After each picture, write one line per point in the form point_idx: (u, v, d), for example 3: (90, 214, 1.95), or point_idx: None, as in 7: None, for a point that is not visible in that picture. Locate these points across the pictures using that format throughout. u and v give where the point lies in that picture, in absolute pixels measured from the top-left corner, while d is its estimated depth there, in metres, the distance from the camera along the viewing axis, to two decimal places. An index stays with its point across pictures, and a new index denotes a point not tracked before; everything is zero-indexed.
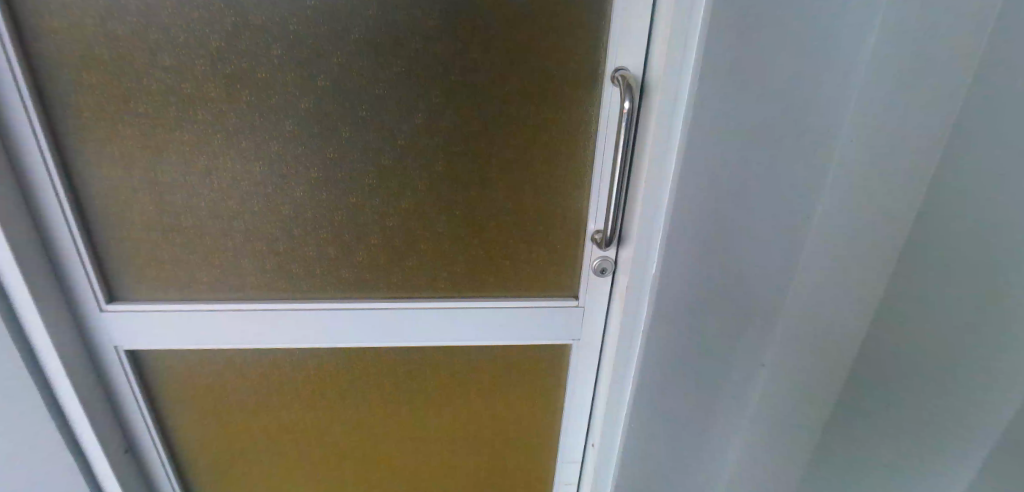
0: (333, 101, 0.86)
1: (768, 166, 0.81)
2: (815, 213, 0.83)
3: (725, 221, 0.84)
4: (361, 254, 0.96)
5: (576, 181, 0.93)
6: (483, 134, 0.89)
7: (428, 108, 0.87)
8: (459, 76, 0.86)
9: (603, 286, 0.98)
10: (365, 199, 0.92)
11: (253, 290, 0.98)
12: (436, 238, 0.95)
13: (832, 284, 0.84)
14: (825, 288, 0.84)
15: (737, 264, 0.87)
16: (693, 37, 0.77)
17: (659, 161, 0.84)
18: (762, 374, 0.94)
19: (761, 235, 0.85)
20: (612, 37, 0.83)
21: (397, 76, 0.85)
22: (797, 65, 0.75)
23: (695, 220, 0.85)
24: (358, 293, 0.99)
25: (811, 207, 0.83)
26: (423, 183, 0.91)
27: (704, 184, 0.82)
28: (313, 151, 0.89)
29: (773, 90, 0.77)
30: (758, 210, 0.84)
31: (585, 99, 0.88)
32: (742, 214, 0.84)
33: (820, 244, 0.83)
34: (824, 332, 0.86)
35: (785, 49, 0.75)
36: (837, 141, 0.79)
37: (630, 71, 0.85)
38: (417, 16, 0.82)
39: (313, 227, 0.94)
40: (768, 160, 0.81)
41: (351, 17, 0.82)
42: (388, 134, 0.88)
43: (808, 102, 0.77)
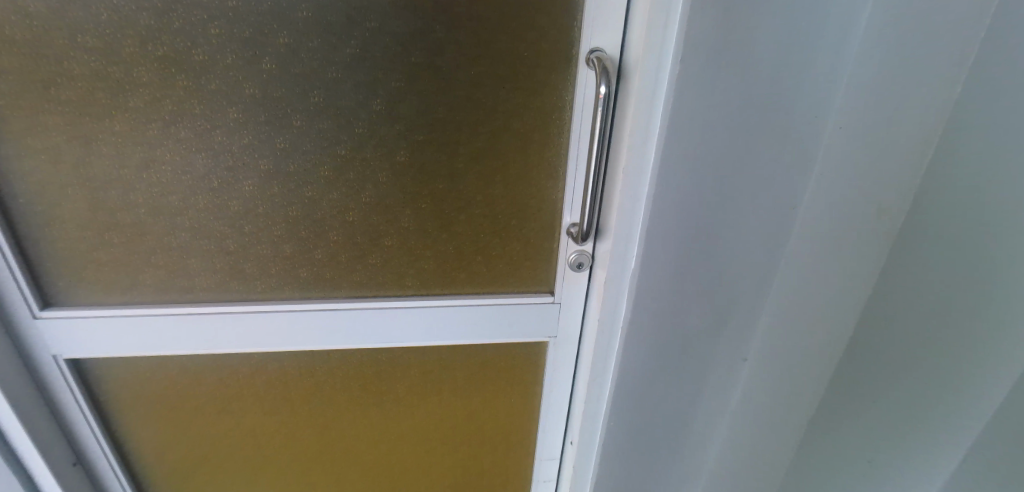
0: (281, 86, 0.78)
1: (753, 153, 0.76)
2: (803, 203, 0.78)
3: (709, 214, 0.80)
4: (320, 252, 0.89)
5: (550, 170, 0.86)
6: (449, 121, 0.82)
7: (388, 94, 0.80)
8: (419, 59, 0.78)
9: (580, 283, 0.93)
10: (322, 192, 0.85)
11: (204, 293, 0.91)
12: (401, 233, 0.88)
13: (820, 278, 0.80)
14: (812, 284, 0.80)
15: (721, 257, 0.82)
16: (675, 14, 0.71)
17: (639, 150, 0.79)
18: (744, 370, 0.91)
19: (746, 226, 0.81)
20: (586, 16, 0.76)
21: (354, 59, 0.77)
22: (786, 46, 0.70)
23: (677, 210, 0.80)
24: (318, 294, 0.92)
25: (799, 197, 0.78)
26: (385, 176, 0.84)
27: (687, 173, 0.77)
28: (263, 142, 0.81)
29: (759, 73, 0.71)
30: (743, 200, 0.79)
31: (558, 83, 0.81)
32: (726, 204, 0.79)
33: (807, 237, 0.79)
34: (810, 326, 0.82)
35: (774, 28, 0.69)
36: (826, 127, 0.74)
37: (607, 54, 0.78)
38: None
39: (267, 226, 0.86)
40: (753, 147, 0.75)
41: None
42: (344, 121, 0.81)
43: (796, 86, 0.72)
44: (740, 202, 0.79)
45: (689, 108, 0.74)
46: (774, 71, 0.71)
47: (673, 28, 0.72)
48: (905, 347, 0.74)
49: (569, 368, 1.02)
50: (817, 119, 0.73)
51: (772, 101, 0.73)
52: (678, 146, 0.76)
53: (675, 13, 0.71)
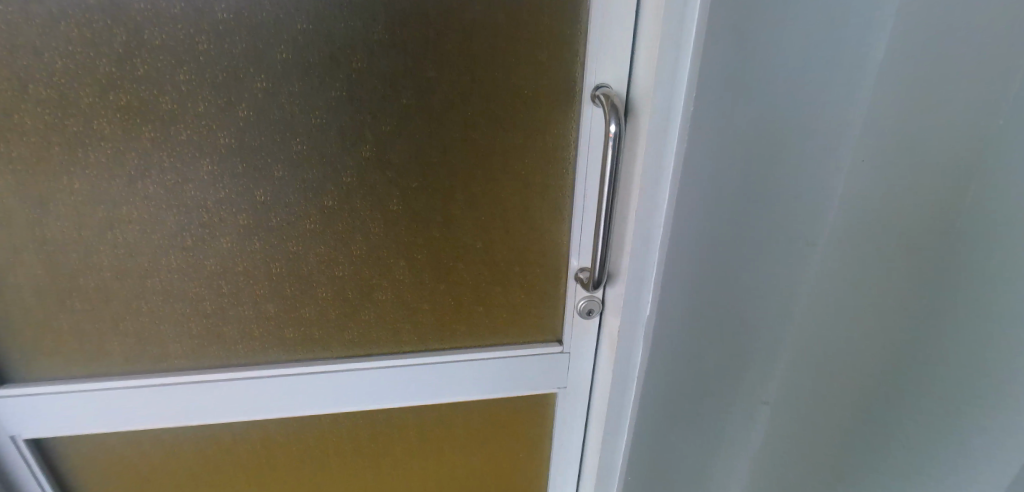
0: (259, 135, 0.72)
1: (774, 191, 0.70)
2: None
3: (726, 255, 0.74)
4: (307, 310, 0.81)
5: (554, 212, 0.80)
6: (443, 164, 0.76)
7: (376, 138, 0.73)
8: (410, 99, 0.72)
9: (590, 330, 0.87)
10: (308, 246, 0.78)
11: (179, 360, 0.83)
12: (395, 285, 0.81)
13: (848, 319, 0.74)
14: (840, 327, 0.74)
15: (742, 301, 0.77)
16: (687, 45, 0.66)
17: (652, 190, 0.74)
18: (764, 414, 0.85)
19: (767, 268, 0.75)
20: (590, 50, 0.71)
21: (338, 102, 0.71)
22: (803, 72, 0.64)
23: (695, 254, 0.74)
24: (305, 355, 0.84)
25: None
26: (376, 225, 0.77)
27: (705, 214, 0.72)
28: (240, 195, 0.74)
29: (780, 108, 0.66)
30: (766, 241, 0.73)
31: (560, 121, 0.76)
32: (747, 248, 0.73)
33: (831, 276, 0.73)
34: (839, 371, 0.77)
35: (795, 59, 0.64)
36: None
37: (614, 88, 0.73)
38: (358, 28, 0.68)
39: (247, 284, 0.79)
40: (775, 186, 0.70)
41: (276, 32, 0.67)
42: (330, 169, 0.74)
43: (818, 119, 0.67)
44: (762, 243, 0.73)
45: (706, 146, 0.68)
46: (791, 102, 0.65)
47: (685, 60, 0.67)
48: (925, 404, 0.67)
49: (579, 419, 0.95)
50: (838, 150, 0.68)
51: (791, 134, 0.67)
52: (693, 186, 0.70)
53: (688, 44, 0.66)
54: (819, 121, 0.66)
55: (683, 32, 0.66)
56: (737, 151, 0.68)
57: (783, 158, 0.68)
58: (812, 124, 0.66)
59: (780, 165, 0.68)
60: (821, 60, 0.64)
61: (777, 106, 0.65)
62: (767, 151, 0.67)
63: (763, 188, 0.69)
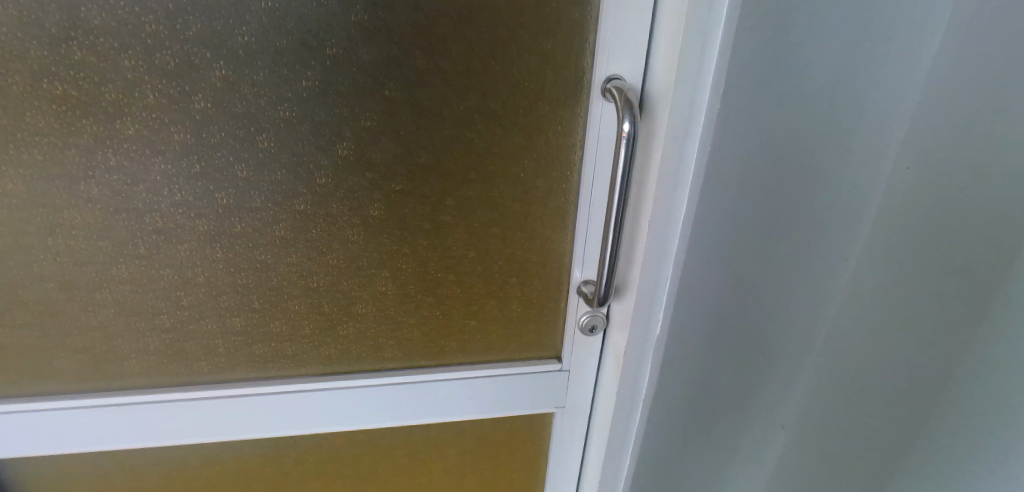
0: (220, 131, 0.62)
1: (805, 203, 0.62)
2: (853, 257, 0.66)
3: (750, 271, 0.66)
4: (279, 325, 0.73)
5: (556, 220, 0.72)
6: (432, 166, 0.67)
7: (355, 135, 0.64)
8: (394, 92, 0.63)
9: (592, 348, 0.79)
10: (278, 256, 0.69)
11: (137, 378, 0.74)
12: (378, 299, 0.73)
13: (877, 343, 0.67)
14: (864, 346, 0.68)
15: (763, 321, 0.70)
16: (715, 31, 0.54)
17: (668, 199, 0.63)
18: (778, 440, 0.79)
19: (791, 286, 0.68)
20: (601, 38, 0.62)
21: (312, 96, 0.62)
22: (847, 70, 0.56)
23: (711, 272, 0.66)
24: (278, 372, 0.76)
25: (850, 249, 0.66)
26: (356, 233, 0.69)
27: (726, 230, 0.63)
28: (201, 199, 0.65)
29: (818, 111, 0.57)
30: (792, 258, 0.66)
31: (565, 119, 0.66)
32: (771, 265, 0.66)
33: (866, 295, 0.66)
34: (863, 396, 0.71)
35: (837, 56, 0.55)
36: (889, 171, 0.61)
37: (628, 82, 0.63)
38: (334, 9, 0.58)
39: (211, 297, 0.70)
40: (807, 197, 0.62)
41: (237, 13, 0.58)
42: (302, 170, 0.65)
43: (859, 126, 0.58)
44: (789, 260, 0.66)
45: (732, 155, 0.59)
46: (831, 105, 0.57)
47: (713, 49, 0.55)
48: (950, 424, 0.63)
49: (578, 439, 0.87)
50: (876, 159, 0.60)
51: (826, 139, 0.59)
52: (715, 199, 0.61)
53: (718, 29, 0.54)
54: (864, 130, 0.58)
55: (713, 16, 0.53)
56: (770, 160, 0.59)
57: (822, 168, 0.60)
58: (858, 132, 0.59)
59: (818, 175, 0.60)
60: (863, 59, 0.56)
61: (818, 109, 0.57)
62: (804, 160, 0.60)
63: (798, 199, 0.62)
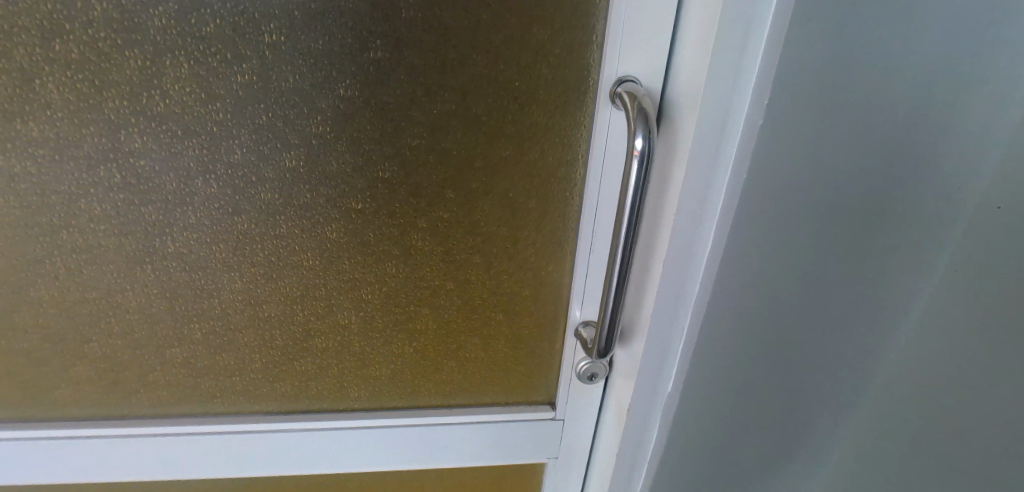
0: (143, 134, 0.51)
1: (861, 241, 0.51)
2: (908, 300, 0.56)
3: (793, 321, 0.54)
4: (227, 358, 0.63)
5: (552, 248, 0.60)
6: (399, 182, 0.55)
7: (304, 143, 0.52)
8: (351, 91, 0.51)
9: (592, 396, 0.67)
10: (221, 280, 0.58)
11: (69, 410, 0.65)
12: (340, 332, 0.62)
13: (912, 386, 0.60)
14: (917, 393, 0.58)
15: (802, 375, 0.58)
16: (759, 30, 0.43)
17: (688, 235, 0.51)
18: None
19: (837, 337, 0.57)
20: (611, 32, 0.49)
21: (251, 95, 0.50)
22: (922, 79, 0.45)
23: (741, 323, 0.54)
24: (228, 409, 0.66)
25: (905, 291, 0.55)
26: (309, 257, 0.58)
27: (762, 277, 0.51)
28: (125, 215, 0.55)
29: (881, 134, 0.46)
30: (839, 304, 0.54)
31: (564, 129, 0.54)
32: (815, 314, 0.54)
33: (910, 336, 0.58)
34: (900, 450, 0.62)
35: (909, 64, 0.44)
36: (960, 207, 0.51)
37: (644, 87, 0.50)
38: None
39: (146, 325, 0.60)
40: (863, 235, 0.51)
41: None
42: (243, 183, 0.54)
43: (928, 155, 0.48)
44: (834, 305, 0.54)
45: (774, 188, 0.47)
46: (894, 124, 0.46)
47: (755, 54, 0.43)
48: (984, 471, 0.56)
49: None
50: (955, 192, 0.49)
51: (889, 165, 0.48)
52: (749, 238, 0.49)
53: (762, 29, 0.42)
54: (937, 153, 0.48)
55: (757, 10, 0.42)
56: (822, 190, 0.48)
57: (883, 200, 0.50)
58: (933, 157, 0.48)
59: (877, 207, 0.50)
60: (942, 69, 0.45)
61: (884, 129, 0.46)
62: (863, 189, 0.49)
63: (850, 237, 0.51)
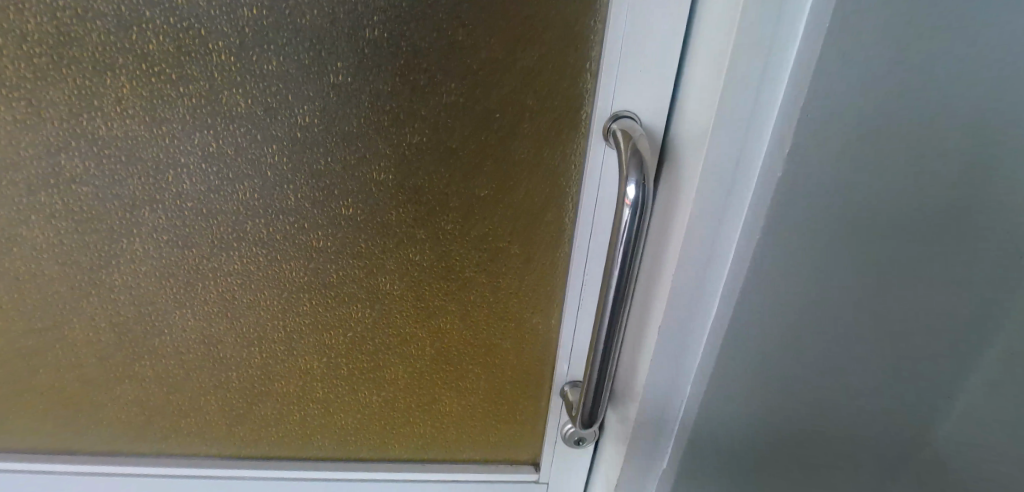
0: (86, 158, 0.46)
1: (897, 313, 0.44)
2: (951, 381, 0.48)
3: (812, 398, 0.47)
4: (181, 399, 0.58)
5: (538, 298, 0.53)
6: (366, 220, 0.49)
7: (259, 174, 0.47)
8: (310, 118, 0.45)
9: (579, 462, 0.60)
10: (174, 317, 0.53)
11: (12, 445, 0.60)
12: (304, 377, 0.56)
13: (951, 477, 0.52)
14: None
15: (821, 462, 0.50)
16: (781, 65, 0.36)
17: (689, 296, 0.43)
18: None
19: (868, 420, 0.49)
20: (609, 58, 0.42)
21: (197, 118, 0.45)
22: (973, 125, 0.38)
23: (749, 401, 0.47)
24: (183, 451, 0.61)
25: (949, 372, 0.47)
26: (269, 297, 0.52)
27: (776, 348, 0.44)
28: (68, 243, 0.50)
29: (924, 191, 0.39)
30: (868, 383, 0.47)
31: (553, 167, 0.47)
32: (838, 391, 0.47)
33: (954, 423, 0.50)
34: None
35: (958, 112, 0.37)
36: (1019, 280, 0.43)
37: (644, 122, 0.43)
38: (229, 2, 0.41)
39: (93, 361, 0.55)
40: (900, 306, 0.43)
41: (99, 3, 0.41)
42: (193, 216, 0.48)
43: (978, 216, 0.41)
44: (865, 384, 0.47)
45: (788, 250, 0.40)
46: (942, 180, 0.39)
47: (776, 91, 0.37)
48: None
49: None
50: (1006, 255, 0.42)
51: (932, 226, 0.41)
52: (760, 305, 0.42)
53: (784, 62, 0.36)
54: (984, 209, 0.41)
55: (779, 42, 0.35)
56: (850, 253, 0.41)
57: (918, 266, 0.42)
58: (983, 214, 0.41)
59: (912, 272, 0.42)
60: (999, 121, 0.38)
61: (925, 184, 0.39)
62: (898, 254, 0.41)
63: (881, 307, 0.43)
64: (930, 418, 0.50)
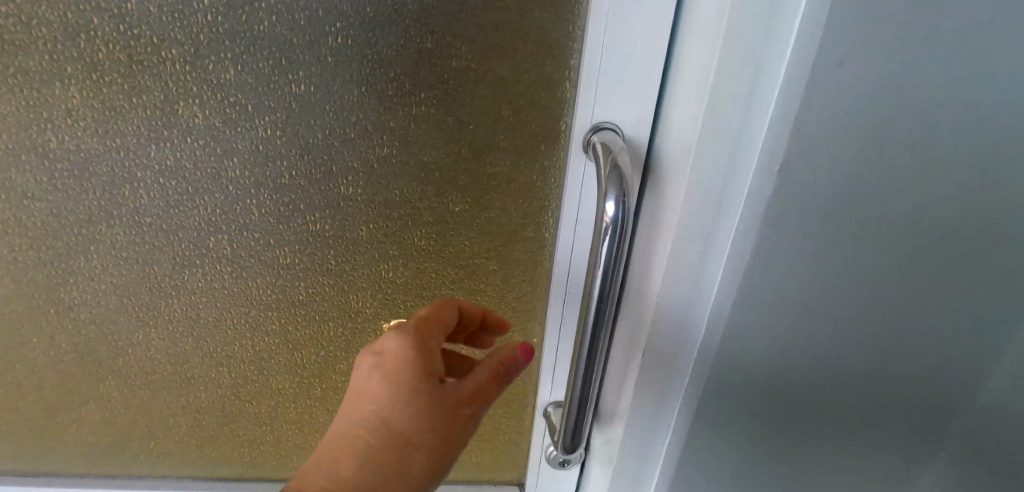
0: (39, 172, 0.44)
1: (908, 357, 0.39)
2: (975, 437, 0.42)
3: (811, 445, 0.43)
4: (149, 419, 0.55)
5: (519, 315, 0.51)
6: (336, 236, 0.46)
7: (220, 188, 0.44)
8: (272, 130, 0.42)
9: (565, 484, 0.57)
10: (138, 336, 0.51)
11: None
12: (277, 396, 0.54)
13: None
14: None
15: None
16: (770, 82, 0.32)
17: (672, 323, 0.40)
18: None
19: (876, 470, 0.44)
20: (588, 67, 0.39)
21: (153, 130, 0.42)
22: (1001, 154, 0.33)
23: (740, 444, 0.42)
24: (153, 472, 0.59)
25: (969, 424, 0.42)
26: (237, 316, 0.50)
27: (769, 390, 0.40)
28: (25, 260, 0.47)
29: (941, 226, 0.34)
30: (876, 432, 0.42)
31: (531, 182, 0.44)
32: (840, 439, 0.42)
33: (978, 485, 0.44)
34: None
35: (982, 139, 0.32)
36: None
37: (626, 135, 0.40)
38: (182, 9, 0.39)
39: (55, 380, 0.53)
40: (912, 350, 0.39)
41: (43, 9, 0.39)
42: (152, 232, 0.46)
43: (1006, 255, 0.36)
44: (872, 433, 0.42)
45: (782, 286, 0.36)
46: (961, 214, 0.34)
47: (766, 106, 0.33)
48: None
49: None
50: None
51: (949, 264, 0.36)
52: (751, 343, 0.38)
53: (775, 74, 0.32)
54: (1003, 259, 0.36)
55: (768, 56, 0.32)
56: (854, 291, 0.36)
57: (934, 306, 0.37)
58: (1010, 254, 0.36)
59: (927, 313, 0.37)
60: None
61: (942, 217, 0.34)
62: (910, 293, 0.37)
63: (889, 349, 0.38)
64: (932, 483, 0.45)
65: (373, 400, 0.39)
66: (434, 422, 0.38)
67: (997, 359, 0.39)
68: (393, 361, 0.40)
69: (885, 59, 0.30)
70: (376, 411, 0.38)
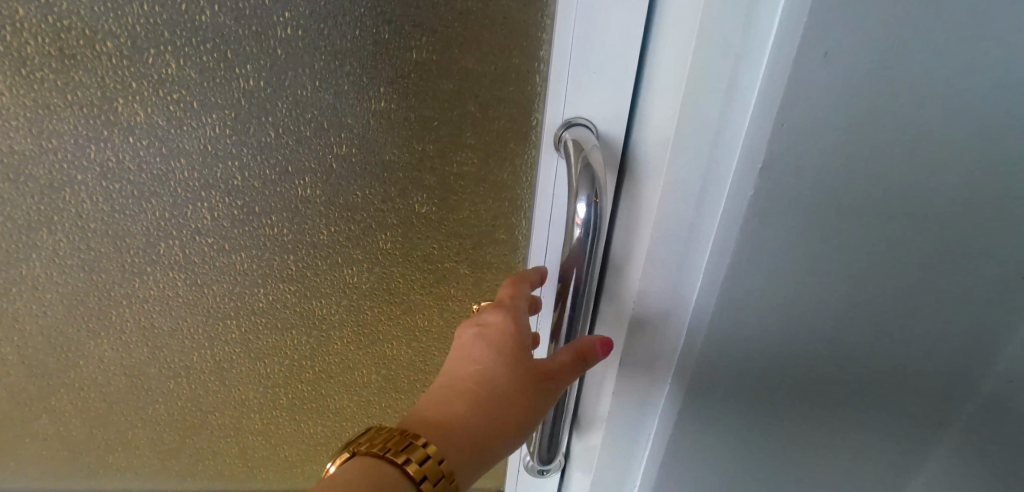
0: None
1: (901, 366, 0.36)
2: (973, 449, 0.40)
3: (799, 457, 0.40)
4: (107, 432, 0.53)
5: None
6: (296, 239, 0.44)
7: (169, 191, 0.41)
8: (221, 128, 0.39)
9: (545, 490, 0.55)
10: (90, 348, 0.48)
11: None
12: (241, 406, 0.52)
13: None
14: None
15: None
16: (752, 74, 0.30)
17: (652, 327, 0.38)
18: None
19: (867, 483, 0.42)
20: (557, 58, 0.36)
21: (91, 130, 0.39)
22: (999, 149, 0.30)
23: (724, 458, 0.40)
24: (116, 485, 0.56)
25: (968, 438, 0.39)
26: (194, 325, 0.47)
27: (753, 401, 0.38)
28: None
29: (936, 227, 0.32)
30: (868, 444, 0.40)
31: (500, 181, 0.42)
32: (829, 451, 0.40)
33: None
34: None
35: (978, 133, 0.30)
36: None
37: (598, 132, 0.37)
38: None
39: (5, 393, 0.50)
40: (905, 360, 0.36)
41: None
42: (97, 238, 0.43)
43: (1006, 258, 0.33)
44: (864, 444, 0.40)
45: (767, 293, 0.33)
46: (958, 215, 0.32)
47: (747, 99, 0.30)
48: None
49: None
50: None
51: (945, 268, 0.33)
52: (734, 354, 0.35)
53: (756, 65, 0.30)
54: (1000, 263, 0.33)
55: (749, 44, 0.29)
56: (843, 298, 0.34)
57: (928, 314, 0.35)
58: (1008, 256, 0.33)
59: (920, 321, 0.35)
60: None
61: (937, 218, 0.32)
62: (903, 300, 0.34)
63: (880, 358, 0.36)
64: None
65: (478, 361, 0.37)
66: (537, 387, 0.37)
67: (990, 373, 0.37)
68: (497, 332, 0.38)
69: (874, 52, 0.27)
70: (481, 370, 0.37)
